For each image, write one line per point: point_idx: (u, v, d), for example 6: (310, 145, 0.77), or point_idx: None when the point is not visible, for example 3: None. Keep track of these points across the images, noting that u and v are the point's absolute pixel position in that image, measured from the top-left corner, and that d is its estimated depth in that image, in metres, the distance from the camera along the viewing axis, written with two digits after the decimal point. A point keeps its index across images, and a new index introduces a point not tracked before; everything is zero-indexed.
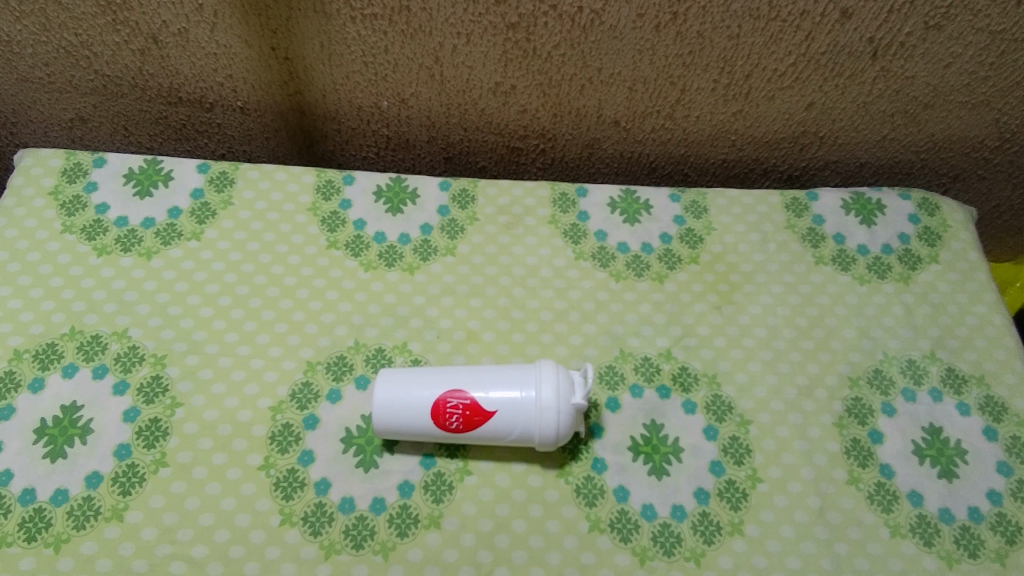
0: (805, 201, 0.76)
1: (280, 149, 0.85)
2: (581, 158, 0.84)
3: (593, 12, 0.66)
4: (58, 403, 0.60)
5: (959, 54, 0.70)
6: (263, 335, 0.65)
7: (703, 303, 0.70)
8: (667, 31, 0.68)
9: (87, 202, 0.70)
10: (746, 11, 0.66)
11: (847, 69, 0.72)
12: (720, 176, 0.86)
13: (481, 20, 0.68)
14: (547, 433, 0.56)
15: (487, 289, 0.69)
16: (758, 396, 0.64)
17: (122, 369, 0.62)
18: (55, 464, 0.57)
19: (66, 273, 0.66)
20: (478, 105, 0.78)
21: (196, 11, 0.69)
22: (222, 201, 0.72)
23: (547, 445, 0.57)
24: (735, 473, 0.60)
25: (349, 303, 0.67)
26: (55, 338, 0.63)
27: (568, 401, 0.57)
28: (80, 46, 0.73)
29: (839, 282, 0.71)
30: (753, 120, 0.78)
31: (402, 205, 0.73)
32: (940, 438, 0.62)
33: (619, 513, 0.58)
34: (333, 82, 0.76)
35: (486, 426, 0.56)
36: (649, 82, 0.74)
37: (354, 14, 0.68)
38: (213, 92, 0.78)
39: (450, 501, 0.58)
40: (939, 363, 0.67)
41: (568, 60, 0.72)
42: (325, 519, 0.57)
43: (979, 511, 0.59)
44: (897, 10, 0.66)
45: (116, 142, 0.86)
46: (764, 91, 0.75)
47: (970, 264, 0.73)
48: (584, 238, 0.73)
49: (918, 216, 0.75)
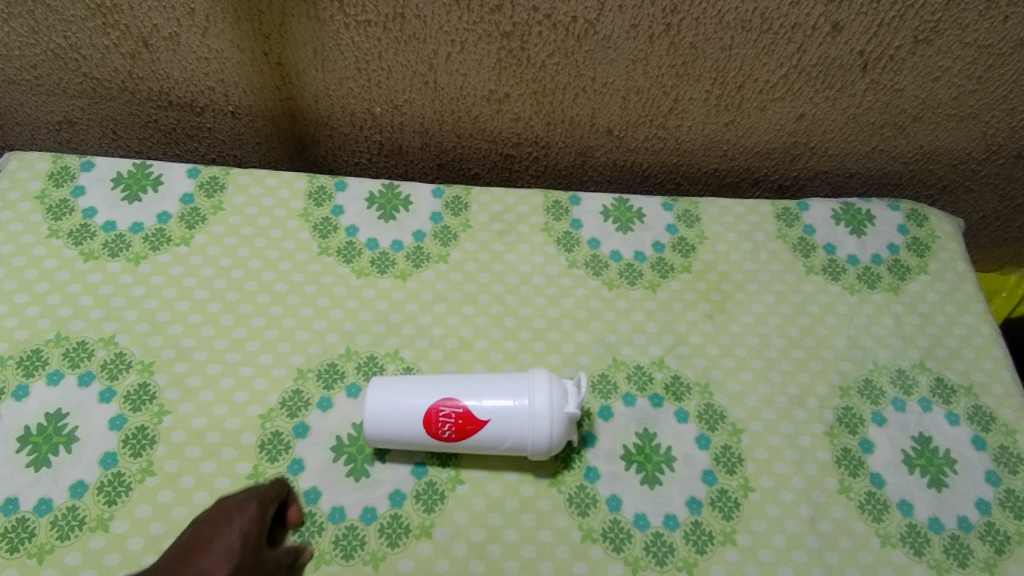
0: (796, 210, 0.76)
1: (271, 154, 0.85)
2: (575, 166, 0.84)
3: (587, 21, 0.67)
4: (43, 410, 0.59)
5: (947, 67, 0.71)
6: (252, 342, 0.64)
7: (695, 312, 0.70)
8: (660, 41, 0.69)
9: (75, 206, 0.69)
10: (738, 24, 0.67)
11: (839, 84, 0.73)
12: (710, 185, 0.86)
13: (475, 28, 0.68)
14: (542, 441, 0.56)
15: (481, 297, 0.69)
16: (750, 405, 0.64)
17: (109, 377, 0.61)
18: (39, 473, 0.56)
19: (54, 279, 0.65)
20: (472, 113, 0.78)
21: (187, 14, 0.68)
22: (212, 206, 0.71)
23: (540, 454, 0.57)
24: (728, 482, 0.60)
25: (341, 310, 0.67)
26: (40, 345, 0.62)
27: (561, 410, 0.56)
28: (68, 49, 0.73)
29: (829, 292, 0.72)
30: (747, 131, 0.79)
31: (395, 212, 0.73)
32: (929, 447, 0.63)
33: (612, 522, 0.58)
34: (325, 87, 0.75)
35: (479, 435, 0.56)
36: (642, 92, 0.74)
37: (348, 21, 0.68)
38: (203, 96, 0.77)
39: (442, 510, 0.58)
40: (928, 372, 0.67)
41: (562, 70, 0.72)
42: (314, 529, 0.56)
43: (968, 520, 0.59)
44: (888, 27, 0.67)
45: (104, 146, 0.85)
46: (756, 102, 0.75)
47: (957, 274, 0.74)
48: (578, 246, 0.73)
49: (906, 226, 0.76)
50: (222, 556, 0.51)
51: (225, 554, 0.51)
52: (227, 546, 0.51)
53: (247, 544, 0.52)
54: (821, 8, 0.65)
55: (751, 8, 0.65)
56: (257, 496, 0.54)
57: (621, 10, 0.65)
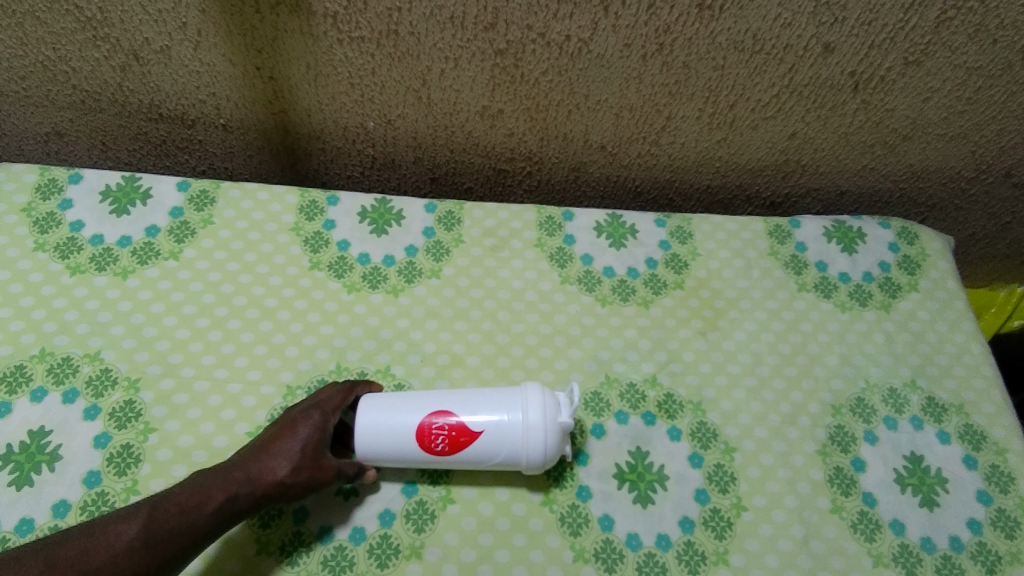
0: (788, 227, 0.76)
1: (263, 167, 0.84)
2: (671, 180, 0.83)
3: (581, 40, 0.66)
4: (25, 428, 0.58)
5: (937, 88, 0.71)
6: (241, 358, 0.63)
7: (688, 329, 0.69)
8: (653, 60, 0.68)
9: (62, 219, 0.68)
10: (731, 44, 0.66)
11: (924, 88, 0.71)
12: (746, 199, 0.86)
13: (470, 45, 0.67)
14: (534, 454, 0.55)
15: (474, 312, 0.68)
16: (742, 423, 0.64)
17: (94, 394, 0.60)
18: (21, 493, 0.55)
19: (49, 304, 0.64)
20: (465, 128, 0.77)
21: (179, 29, 0.67)
22: (202, 219, 0.70)
23: (533, 467, 0.56)
24: (720, 501, 0.60)
25: (331, 326, 0.66)
26: (24, 361, 0.61)
27: (554, 420, 0.56)
28: (57, 61, 0.71)
29: (821, 309, 0.71)
30: (836, 131, 0.76)
31: (624, 240, 0.74)
32: (920, 465, 0.63)
33: (604, 543, 0.57)
34: (318, 102, 0.74)
35: (472, 447, 0.55)
36: (635, 109, 0.74)
37: (341, 37, 0.67)
38: (195, 109, 0.76)
39: (432, 531, 0.57)
40: (920, 391, 0.67)
41: (556, 86, 0.71)
42: (303, 550, 0.55)
43: (959, 540, 0.59)
44: (959, 55, 0.67)
45: (93, 157, 0.84)
46: (853, 102, 0.73)
47: (949, 292, 0.74)
48: (570, 262, 0.72)
49: (898, 244, 0.76)
50: (283, 456, 0.54)
51: (286, 455, 0.54)
52: (289, 447, 0.54)
53: (307, 448, 0.55)
54: (899, 54, 0.67)
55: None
56: (320, 404, 0.57)
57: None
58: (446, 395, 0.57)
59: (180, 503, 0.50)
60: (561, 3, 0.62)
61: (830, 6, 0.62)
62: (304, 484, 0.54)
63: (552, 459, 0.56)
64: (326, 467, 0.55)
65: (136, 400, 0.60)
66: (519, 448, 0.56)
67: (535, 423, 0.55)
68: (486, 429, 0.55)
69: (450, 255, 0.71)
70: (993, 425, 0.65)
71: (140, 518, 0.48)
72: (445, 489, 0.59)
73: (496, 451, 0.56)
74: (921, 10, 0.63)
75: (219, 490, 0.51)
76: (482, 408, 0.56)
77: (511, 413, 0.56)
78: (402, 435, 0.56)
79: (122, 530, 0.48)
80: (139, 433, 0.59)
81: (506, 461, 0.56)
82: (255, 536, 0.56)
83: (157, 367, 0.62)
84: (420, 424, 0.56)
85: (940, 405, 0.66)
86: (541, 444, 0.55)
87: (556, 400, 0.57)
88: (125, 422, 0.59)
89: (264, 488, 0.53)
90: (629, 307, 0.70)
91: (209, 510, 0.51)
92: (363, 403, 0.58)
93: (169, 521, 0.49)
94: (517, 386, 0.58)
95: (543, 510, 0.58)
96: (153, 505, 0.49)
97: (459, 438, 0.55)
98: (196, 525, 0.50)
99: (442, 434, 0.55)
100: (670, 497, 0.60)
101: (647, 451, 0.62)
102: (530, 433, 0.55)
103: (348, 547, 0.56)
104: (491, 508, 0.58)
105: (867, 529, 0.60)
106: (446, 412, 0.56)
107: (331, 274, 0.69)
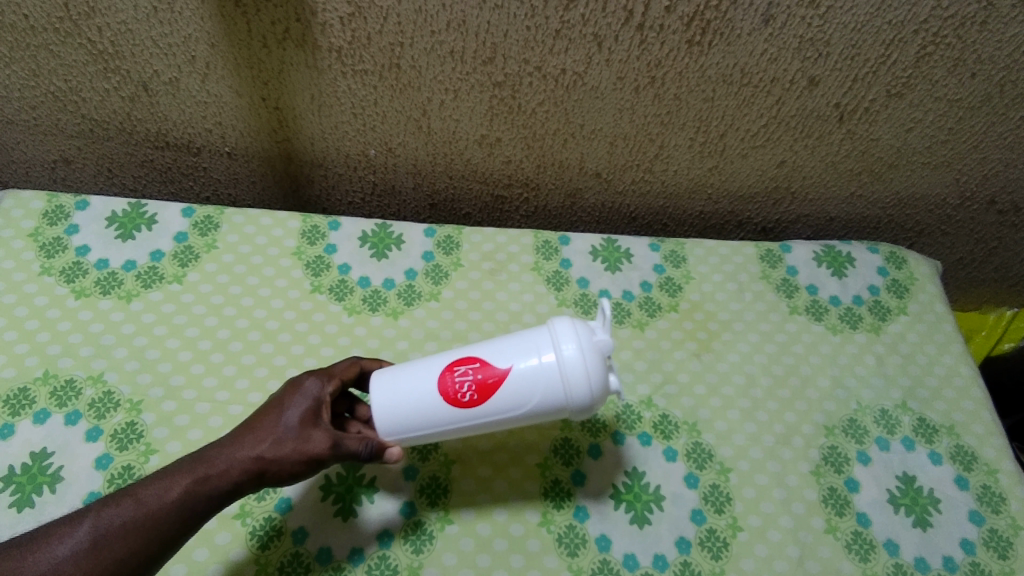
0: (779, 252, 0.78)
1: (267, 193, 0.86)
2: (665, 207, 0.86)
3: (575, 74, 0.69)
4: (27, 450, 0.59)
5: (920, 119, 0.73)
6: (242, 380, 0.64)
7: (682, 351, 0.71)
8: (645, 92, 0.71)
9: (68, 244, 0.69)
10: (720, 78, 0.69)
11: (907, 119, 0.73)
12: (738, 224, 0.88)
13: (469, 78, 0.69)
14: (575, 382, 0.52)
15: (471, 335, 0.69)
16: (737, 443, 0.65)
17: (96, 416, 0.61)
18: (21, 514, 0.56)
19: (54, 327, 0.65)
20: (464, 155, 0.79)
21: (188, 63, 0.69)
22: (206, 244, 0.71)
23: (576, 399, 0.53)
24: (716, 522, 0.60)
25: (332, 348, 0.67)
26: (27, 383, 0.62)
27: (589, 341, 0.53)
28: (68, 91, 0.73)
29: (812, 331, 0.73)
30: (824, 159, 0.78)
31: (619, 263, 0.76)
32: (913, 486, 0.64)
33: (601, 563, 0.58)
34: (321, 131, 0.76)
35: (504, 389, 0.53)
36: (629, 138, 0.76)
37: (344, 69, 0.69)
38: (201, 137, 0.78)
39: (430, 552, 0.57)
40: (911, 413, 0.68)
41: (551, 117, 0.74)
42: (302, 570, 0.56)
43: (953, 560, 0.60)
44: (940, 87, 0.70)
45: (98, 184, 0.86)
46: (839, 133, 0.75)
47: (937, 315, 0.75)
48: (567, 285, 0.74)
49: (886, 268, 0.77)
50: (266, 433, 0.53)
51: (268, 431, 0.53)
52: (272, 422, 0.54)
53: (293, 421, 0.54)
54: (883, 86, 0.70)
55: (850, 21, 0.63)
56: (319, 373, 0.57)
57: (640, 32, 0.64)
58: (468, 348, 0.55)
59: (134, 495, 0.49)
60: (556, 39, 0.65)
61: (814, 43, 0.65)
62: (290, 458, 0.52)
63: (597, 388, 0.53)
64: (314, 437, 0.53)
65: (137, 422, 0.61)
66: (557, 384, 0.53)
67: (569, 349, 0.53)
68: (516, 368, 0.53)
69: (449, 279, 0.73)
70: (983, 445, 0.66)
71: (88, 518, 0.48)
72: (443, 510, 0.59)
73: (532, 393, 0.52)
74: (901, 46, 0.66)
75: (182, 476, 0.51)
76: (509, 351, 0.54)
77: (541, 349, 0.53)
78: (423, 395, 0.54)
79: (67, 534, 0.47)
80: (141, 454, 0.59)
81: (544, 403, 0.53)
82: (254, 558, 0.56)
83: (158, 389, 0.63)
84: (443, 378, 0.54)
85: (931, 426, 0.67)
86: (580, 367, 0.52)
87: (586, 325, 0.54)
88: (126, 444, 0.60)
89: (240, 466, 0.52)
90: (624, 329, 0.71)
91: (169, 499, 0.49)
92: (381, 376, 0.56)
93: (122, 515, 0.48)
94: (545, 325, 0.55)
95: (541, 531, 0.59)
96: (102, 504, 0.49)
97: (486, 384, 0.53)
98: (155, 514, 0.49)
99: (468, 383, 0.53)
100: (666, 517, 0.60)
101: (644, 472, 0.63)
102: (567, 364, 0.52)
103: (347, 569, 0.56)
104: (489, 529, 0.58)
105: (861, 549, 0.60)
106: (469, 361, 0.54)
107: (332, 297, 0.70)
